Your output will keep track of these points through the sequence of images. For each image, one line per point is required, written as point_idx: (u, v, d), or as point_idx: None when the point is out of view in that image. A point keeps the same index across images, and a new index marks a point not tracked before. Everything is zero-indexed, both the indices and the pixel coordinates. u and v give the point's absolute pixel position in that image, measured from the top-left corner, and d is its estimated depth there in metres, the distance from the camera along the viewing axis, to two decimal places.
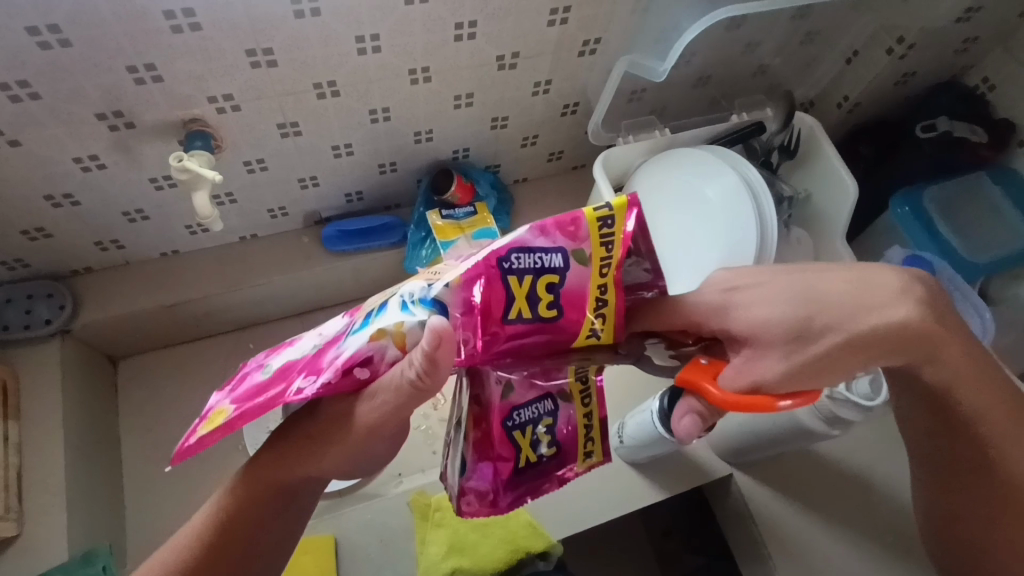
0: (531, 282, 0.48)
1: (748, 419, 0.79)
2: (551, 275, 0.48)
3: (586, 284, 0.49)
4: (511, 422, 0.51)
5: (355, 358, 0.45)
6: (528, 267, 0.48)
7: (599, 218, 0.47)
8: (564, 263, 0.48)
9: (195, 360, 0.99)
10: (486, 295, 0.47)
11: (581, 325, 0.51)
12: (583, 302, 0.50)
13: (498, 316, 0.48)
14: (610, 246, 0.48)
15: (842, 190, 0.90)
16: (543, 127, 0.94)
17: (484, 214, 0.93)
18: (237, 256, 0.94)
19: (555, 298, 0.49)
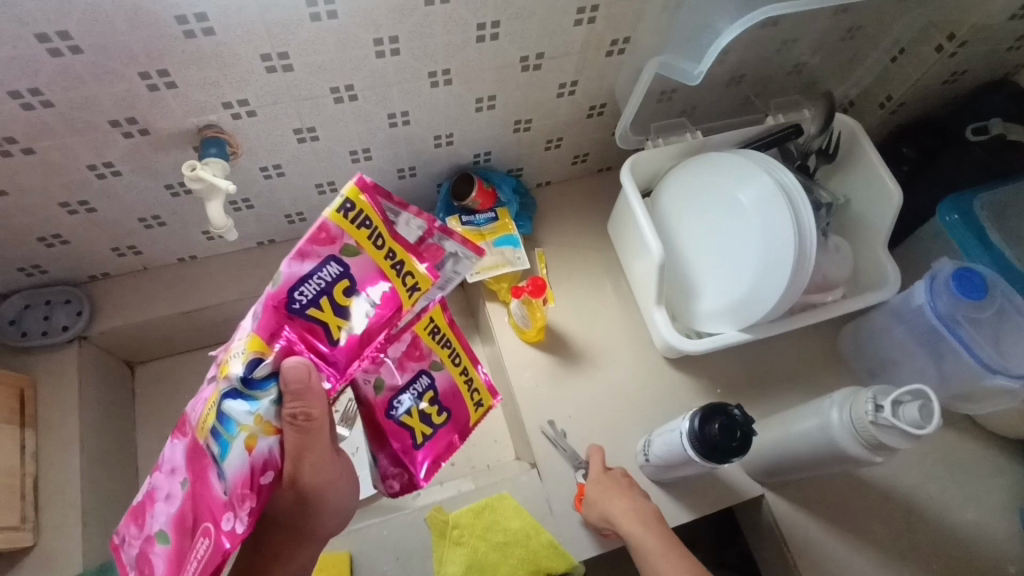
0: (328, 302, 0.53)
1: (788, 440, 0.75)
2: (338, 283, 0.52)
3: (372, 268, 0.54)
4: (394, 410, 0.64)
5: (250, 473, 0.50)
6: (315, 292, 0.52)
7: (341, 213, 0.51)
8: (340, 266, 0.52)
9: (212, 366, 0.98)
10: (295, 335, 0.52)
11: (398, 293, 0.55)
12: (386, 278, 0.54)
13: (324, 344, 0.53)
14: (365, 223, 0.52)
15: (885, 196, 0.86)
16: (567, 130, 0.91)
17: (505, 220, 0.92)
18: (255, 262, 0.92)
19: (357, 297, 0.54)
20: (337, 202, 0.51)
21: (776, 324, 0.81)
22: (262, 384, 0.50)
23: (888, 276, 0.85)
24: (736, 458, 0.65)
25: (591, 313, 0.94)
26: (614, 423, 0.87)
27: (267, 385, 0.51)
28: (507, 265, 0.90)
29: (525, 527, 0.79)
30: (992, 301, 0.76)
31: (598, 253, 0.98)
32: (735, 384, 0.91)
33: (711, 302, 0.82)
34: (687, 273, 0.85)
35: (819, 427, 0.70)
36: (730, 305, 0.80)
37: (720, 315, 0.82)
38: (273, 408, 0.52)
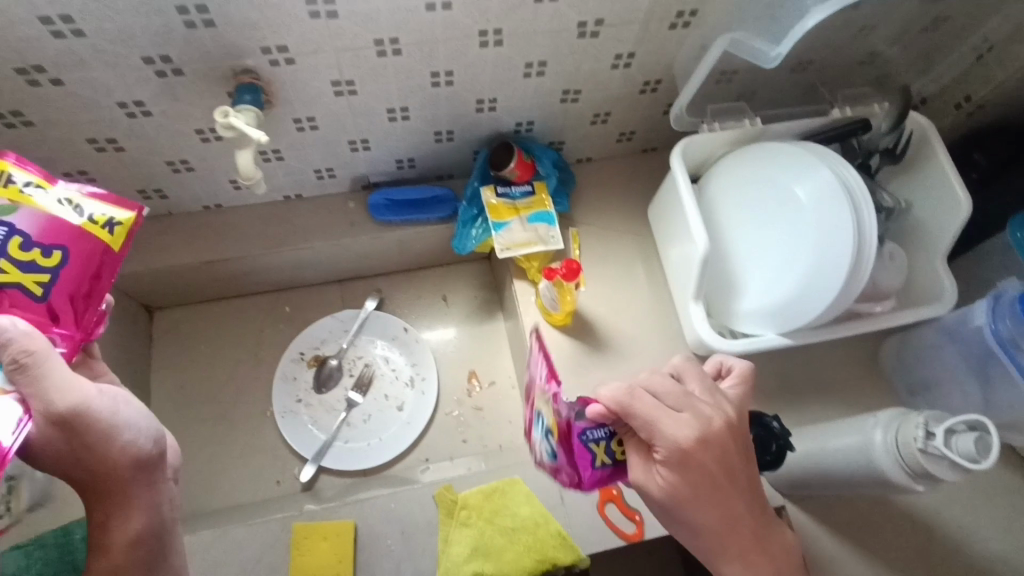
0: (10, 259, 0.49)
1: (820, 454, 0.71)
2: (9, 240, 0.49)
3: (38, 215, 0.50)
4: (589, 433, 0.56)
5: None
6: (5, 245, 0.48)
7: (1, 185, 0.50)
8: (1, 226, 0.49)
9: (231, 319, 0.97)
10: (13, 298, 0.49)
11: (87, 251, 0.52)
12: (76, 228, 0.51)
13: (27, 304, 0.49)
14: (2, 182, 0.50)
15: (952, 205, 0.80)
16: (616, 104, 0.86)
17: (542, 196, 0.87)
18: (281, 216, 0.90)
19: (41, 248, 0.50)
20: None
21: (819, 331, 0.77)
22: None
23: (945, 292, 0.81)
24: (767, 471, 0.61)
25: (623, 297, 0.91)
26: None
27: None
28: (539, 244, 0.85)
29: (534, 515, 0.76)
30: None
31: (635, 239, 0.94)
32: (767, 388, 0.88)
33: (751, 301, 0.78)
34: (729, 270, 0.80)
35: (859, 445, 0.65)
36: (772, 307, 0.75)
37: (760, 316, 0.77)
38: (2, 371, 0.47)
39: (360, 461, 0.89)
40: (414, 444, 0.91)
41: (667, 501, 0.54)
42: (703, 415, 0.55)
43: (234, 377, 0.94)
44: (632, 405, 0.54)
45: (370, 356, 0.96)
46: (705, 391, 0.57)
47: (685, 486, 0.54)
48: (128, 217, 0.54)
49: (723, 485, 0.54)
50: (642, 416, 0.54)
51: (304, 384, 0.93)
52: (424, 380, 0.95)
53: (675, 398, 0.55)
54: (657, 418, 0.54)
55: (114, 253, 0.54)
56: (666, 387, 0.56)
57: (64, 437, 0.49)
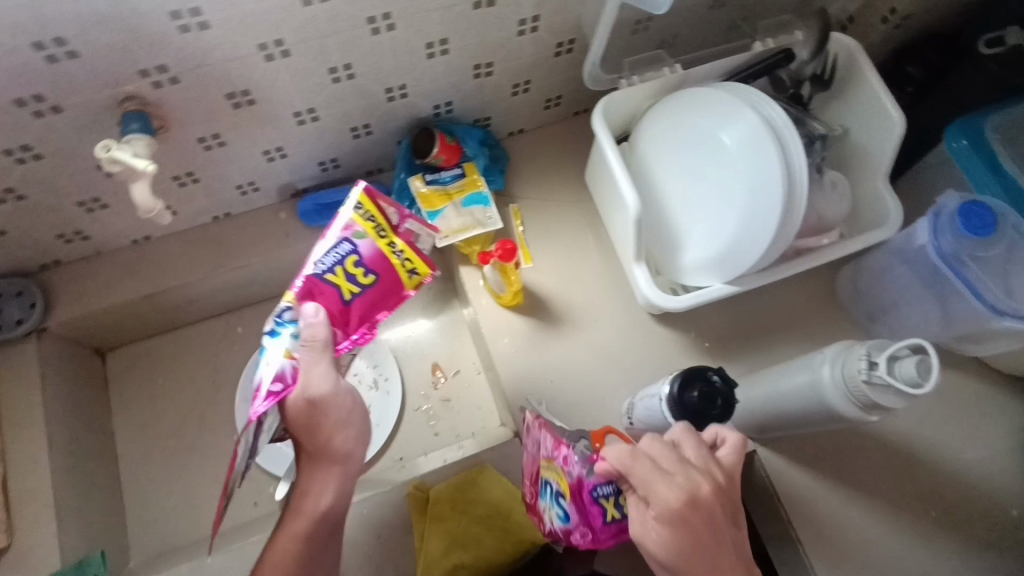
0: (342, 269, 0.61)
1: (776, 398, 0.71)
2: (348, 257, 0.61)
3: (376, 246, 0.62)
4: (600, 489, 0.61)
5: (284, 376, 0.58)
6: (332, 262, 0.60)
7: (363, 218, 0.61)
8: (349, 244, 0.61)
9: (185, 347, 0.96)
10: (321, 300, 0.60)
11: (397, 278, 0.63)
12: (394, 266, 0.62)
13: (337, 304, 0.61)
14: (391, 250, 0.62)
15: (886, 124, 0.78)
16: (534, 71, 0.82)
17: (473, 177, 0.85)
18: (212, 238, 0.88)
19: (364, 268, 0.61)
20: (358, 210, 0.62)
21: (764, 273, 0.76)
22: (292, 323, 0.59)
23: (889, 215, 0.79)
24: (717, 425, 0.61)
25: (572, 267, 0.89)
26: (600, 383, 0.84)
27: (292, 323, 0.59)
28: (477, 227, 0.83)
29: (508, 499, 0.77)
30: (1000, 237, 0.69)
31: (577, 205, 0.92)
32: (726, 337, 0.87)
33: (693, 254, 0.76)
34: (667, 225, 0.78)
35: (809, 386, 0.65)
36: (714, 256, 0.74)
37: (704, 267, 0.76)
38: (298, 340, 0.59)
39: None
40: (386, 446, 0.92)
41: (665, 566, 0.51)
42: (692, 481, 0.51)
43: (197, 404, 0.93)
44: (627, 462, 0.53)
45: None
46: (699, 457, 0.54)
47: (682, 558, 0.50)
48: (425, 269, 0.64)
49: (713, 553, 0.50)
50: (637, 479, 0.52)
51: None
52: (388, 380, 0.94)
53: (669, 462, 0.53)
54: (654, 478, 0.52)
55: (404, 293, 0.65)
56: (662, 451, 0.53)
57: (309, 409, 0.59)
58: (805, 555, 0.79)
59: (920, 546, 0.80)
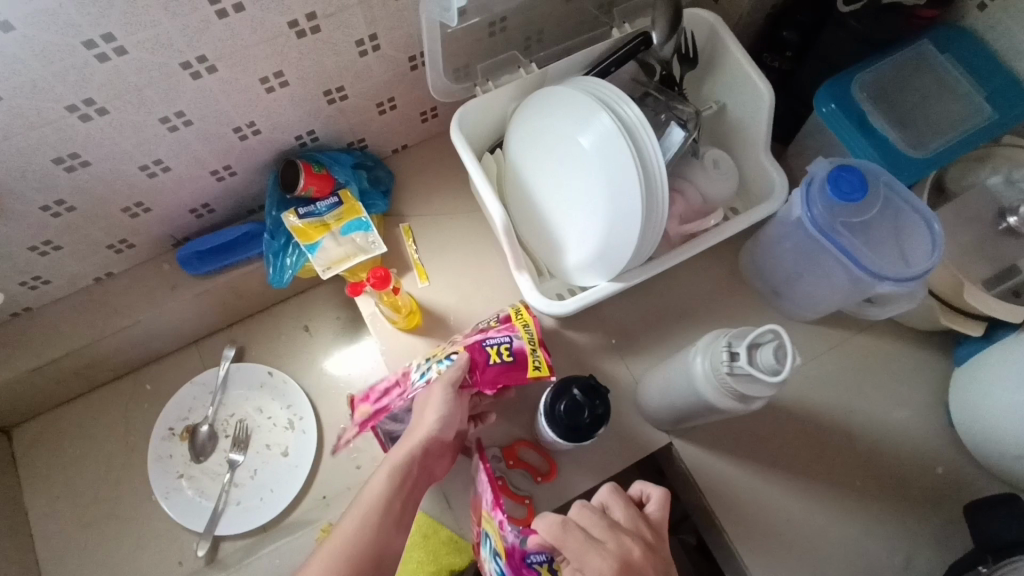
0: (496, 349, 0.69)
1: (667, 391, 0.69)
2: (505, 344, 0.70)
3: (525, 343, 0.70)
4: (532, 556, 0.59)
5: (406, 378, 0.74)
6: (498, 342, 0.70)
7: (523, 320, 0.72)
8: (509, 335, 0.70)
9: (92, 413, 0.93)
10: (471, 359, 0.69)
11: (525, 371, 0.69)
12: (529, 366, 0.69)
13: (480, 361, 0.68)
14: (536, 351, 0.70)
15: (756, 97, 0.76)
16: (395, 88, 0.80)
17: (350, 203, 0.82)
18: (95, 300, 0.85)
19: (511, 353, 0.69)
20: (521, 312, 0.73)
21: (649, 264, 0.74)
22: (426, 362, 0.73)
23: (775, 187, 0.77)
24: (591, 437, 0.61)
25: (472, 281, 0.87)
26: None
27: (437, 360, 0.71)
28: (360, 254, 0.82)
29: (425, 527, 0.78)
30: (872, 200, 0.67)
31: (471, 217, 0.90)
32: (634, 331, 0.85)
33: (574, 255, 0.74)
34: (547, 229, 0.76)
35: (687, 379, 0.63)
36: (593, 255, 0.72)
37: (587, 267, 0.74)
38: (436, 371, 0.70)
39: (255, 519, 0.87)
40: (306, 485, 0.89)
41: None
42: (623, 546, 0.53)
43: (111, 470, 0.91)
44: (561, 533, 0.55)
45: (242, 411, 0.93)
46: (628, 520, 0.56)
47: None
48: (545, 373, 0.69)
49: None
50: (572, 552, 0.53)
51: (181, 459, 0.90)
52: (303, 420, 0.92)
53: (600, 529, 0.54)
54: (588, 551, 0.53)
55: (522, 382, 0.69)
56: (592, 518, 0.55)
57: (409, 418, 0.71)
58: (733, 544, 0.77)
59: (850, 519, 0.78)
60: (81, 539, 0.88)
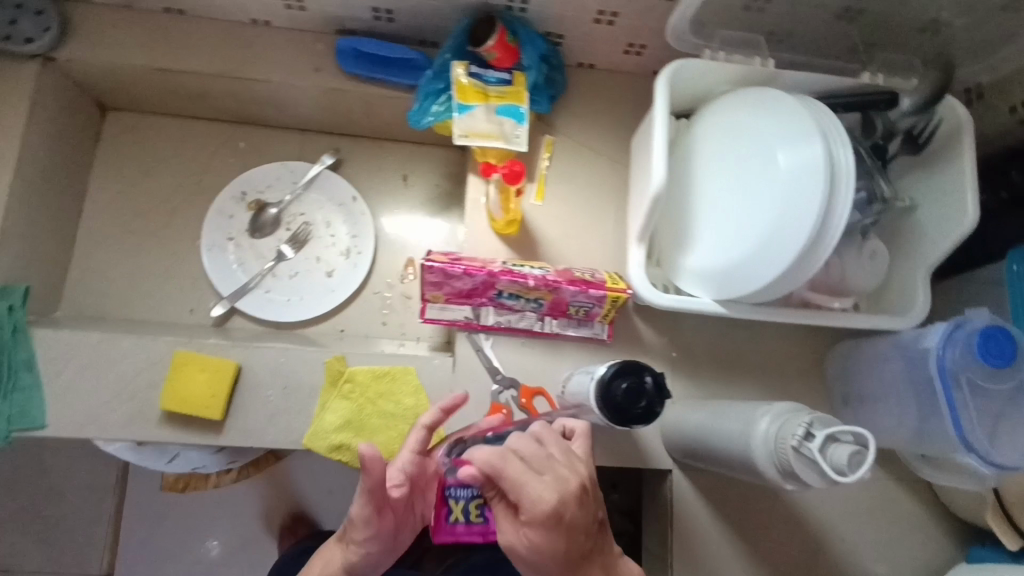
0: (574, 304, 0.75)
1: (712, 427, 0.67)
2: (587, 305, 0.75)
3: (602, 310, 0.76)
4: (453, 490, 0.61)
5: (492, 279, 0.73)
6: (582, 300, 0.74)
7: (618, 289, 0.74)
8: (597, 301, 0.74)
9: (182, 139, 0.94)
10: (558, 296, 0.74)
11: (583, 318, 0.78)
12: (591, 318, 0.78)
13: (559, 300, 0.75)
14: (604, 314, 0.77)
15: (956, 217, 0.71)
16: (625, 4, 0.75)
17: (519, 89, 0.79)
18: (243, 39, 0.83)
19: (585, 309, 0.76)
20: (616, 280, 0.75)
21: (760, 308, 0.72)
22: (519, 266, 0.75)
23: (914, 307, 0.74)
24: (633, 426, 0.58)
25: (582, 225, 0.85)
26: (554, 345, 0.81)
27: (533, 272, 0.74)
28: (500, 141, 0.78)
29: (417, 409, 0.76)
30: (1010, 376, 0.63)
31: (613, 167, 0.87)
32: (697, 357, 0.83)
33: (698, 257, 0.71)
34: (686, 218, 0.73)
35: (742, 429, 0.61)
36: (717, 270, 0.70)
37: (704, 274, 0.71)
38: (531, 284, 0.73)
39: (275, 313, 0.88)
40: (334, 311, 0.90)
41: (536, 553, 0.53)
42: (562, 477, 0.52)
43: (172, 197, 0.92)
44: (489, 465, 0.52)
45: (311, 216, 0.93)
46: (564, 454, 0.55)
47: (550, 554, 0.52)
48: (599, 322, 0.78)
49: (586, 536, 0.53)
50: (508, 482, 0.51)
51: (239, 224, 0.91)
52: (360, 254, 0.92)
53: (537, 458, 0.53)
54: (531, 482, 0.51)
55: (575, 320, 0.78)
56: (533, 448, 0.53)
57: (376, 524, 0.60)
58: None
59: None
60: (118, 240, 0.89)
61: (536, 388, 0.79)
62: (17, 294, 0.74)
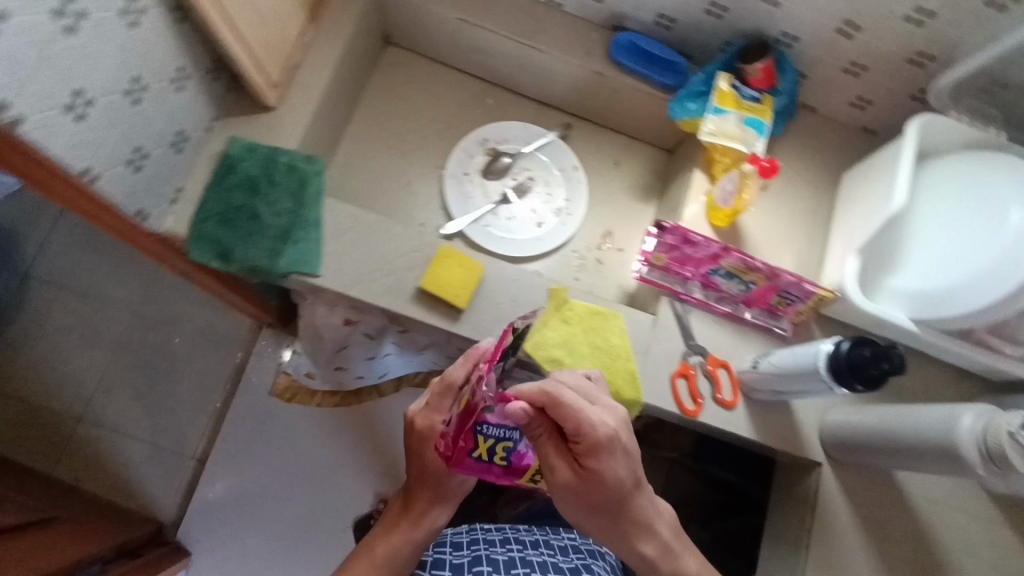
0: (779, 294, 0.87)
1: (900, 419, 0.77)
2: (789, 297, 0.87)
3: (801, 306, 0.87)
4: (487, 428, 0.57)
5: (720, 256, 0.84)
6: (789, 292, 0.86)
7: (826, 293, 0.84)
8: (801, 297, 0.86)
9: (439, 83, 1.07)
10: (769, 283, 0.85)
11: (779, 308, 0.90)
12: (786, 309, 0.89)
13: (768, 288, 0.86)
14: (801, 309, 0.88)
15: None
16: (878, 62, 0.88)
17: (766, 108, 0.91)
18: (536, 12, 0.97)
19: (787, 301, 0.88)
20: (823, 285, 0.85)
21: (940, 334, 0.83)
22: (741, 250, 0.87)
23: None
24: (864, 388, 0.69)
25: (780, 238, 0.95)
26: (740, 331, 0.91)
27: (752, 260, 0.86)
28: (740, 144, 0.90)
29: (621, 349, 0.87)
30: None
31: (814, 197, 0.98)
32: None
33: (902, 279, 0.82)
34: (895, 244, 0.83)
35: (944, 418, 0.71)
36: (919, 292, 0.80)
37: (903, 295, 0.82)
38: (752, 269, 0.84)
39: (492, 246, 1.00)
40: (538, 258, 1.02)
41: (585, 484, 0.60)
42: (610, 408, 0.61)
43: (424, 127, 1.05)
44: (552, 397, 0.56)
45: (535, 174, 1.05)
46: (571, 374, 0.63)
47: (600, 484, 0.60)
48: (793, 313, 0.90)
49: (633, 473, 0.61)
50: (568, 410, 0.56)
51: (475, 164, 1.03)
52: (570, 216, 1.04)
53: (585, 391, 0.61)
54: (585, 406, 0.58)
55: (771, 307, 0.90)
56: (579, 381, 0.62)
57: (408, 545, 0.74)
58: (806, 566, 0.85)
59: None
60: (375, 151, 1.02)
61: (722, 360, 0.89)
62: (323, 164, 0.86)
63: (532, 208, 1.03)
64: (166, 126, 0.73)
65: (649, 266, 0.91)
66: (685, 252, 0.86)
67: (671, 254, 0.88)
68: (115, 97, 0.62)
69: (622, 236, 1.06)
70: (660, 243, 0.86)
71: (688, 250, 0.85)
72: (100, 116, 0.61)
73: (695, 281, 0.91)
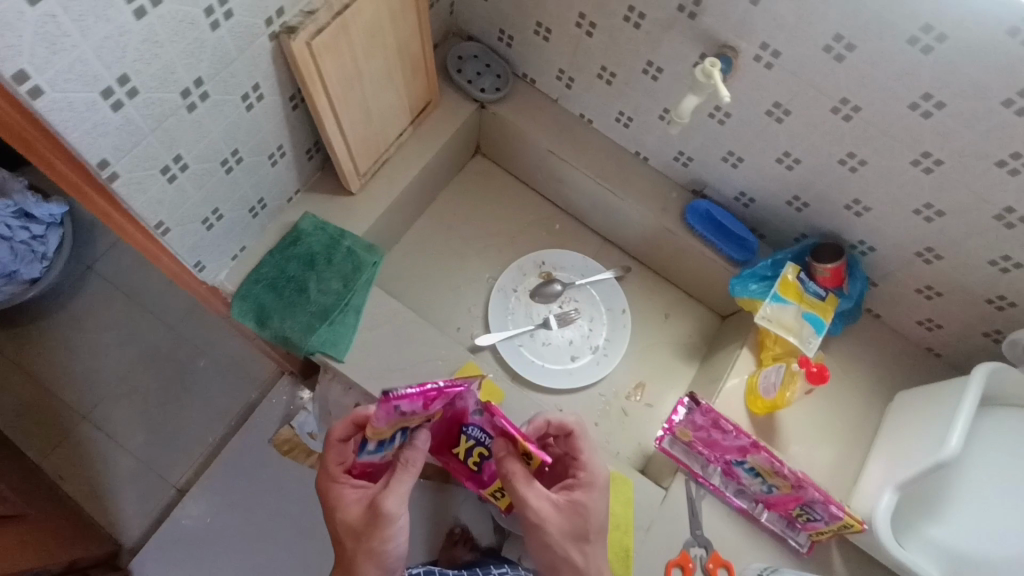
0: (802, 507, 0.79)
1: None
2: (813, 514, 0.79)
3: (824, 526, 0.80)
4: (472, 431, 0.75)
5: (748, 449, 0.79)
6: (813, 510, 0.78)
7: (856, 520, 0.75)
8: (826, 519, 0.78)
9: (513, 199, 1.11)
10: (795, 494, 0.78)
11: (800, 520, 0.82)
12: (807, 526, 0.82)
13: (793, 498, 0.79)
14: (826, 530, 0.80)
15: None
16: (953, 293, 0.85)
17: (828, 306, 0.89)
18: (621, 161, 1.01)
19: (810, 517, 0.80)
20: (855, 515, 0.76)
21: None
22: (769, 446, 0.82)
23: None
24: None
25: (816, 441, 0.90)
26: (751, 530, 0.85)
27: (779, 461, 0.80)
28: (795, 338, 0.87)
29: (620, 519, 0.84)
30: None
31: (859, 407, 0.92)
32: None
33: (941, 531, 0.75)
34: (938, 491, 0.77)
35: None
36: (958, 553, 0.73)
37: (940, 550, 0.75)
38: (780, 474, 0.78)
39: (519, 367, 0.98)
40: (562, 391, 1.00)
41: (565, 509, 0.66)
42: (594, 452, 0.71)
43: (487, 237, 1.08)
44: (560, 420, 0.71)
45: (582, 306, 1.04)
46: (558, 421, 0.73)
47: (578, 518, 0.66)
48: (817, 533, 0.82)
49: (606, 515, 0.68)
50: (585, 444, 0.70)
51: (527, 284, 1.04)
52: (605, 356, 1.02)
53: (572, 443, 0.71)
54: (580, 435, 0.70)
55: (792, 516, 0.83)
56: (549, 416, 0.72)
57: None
58: None
59: None
60: (435, 249, 1.06)
61: (724, 560, 0.82)
62: (379, 257, 0.88)
63: (570, 340, 1.02)
64: (251, 192, 0.77)
65: (669, 434, 0.87)
66: (712, 433, 0.81)
67: (697, 431, 0.83)
68: (210, 165, 0.67)
69: (653, 391, 1.02)
70: (685, 418, 0.82)
71: (714, 433, 0.81)
72: (190, 180, 0.65)
73: (715, 465, 0.86)
